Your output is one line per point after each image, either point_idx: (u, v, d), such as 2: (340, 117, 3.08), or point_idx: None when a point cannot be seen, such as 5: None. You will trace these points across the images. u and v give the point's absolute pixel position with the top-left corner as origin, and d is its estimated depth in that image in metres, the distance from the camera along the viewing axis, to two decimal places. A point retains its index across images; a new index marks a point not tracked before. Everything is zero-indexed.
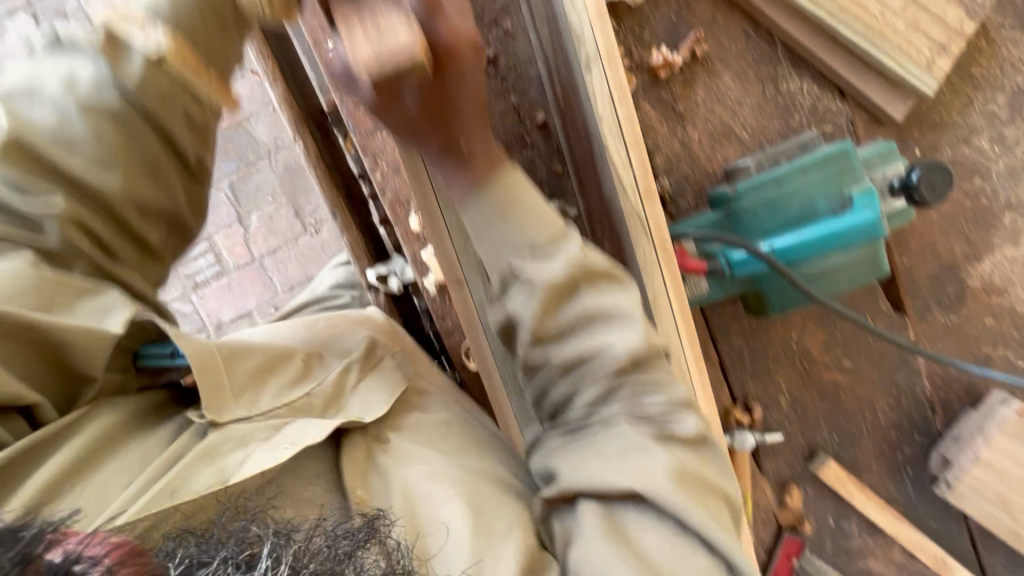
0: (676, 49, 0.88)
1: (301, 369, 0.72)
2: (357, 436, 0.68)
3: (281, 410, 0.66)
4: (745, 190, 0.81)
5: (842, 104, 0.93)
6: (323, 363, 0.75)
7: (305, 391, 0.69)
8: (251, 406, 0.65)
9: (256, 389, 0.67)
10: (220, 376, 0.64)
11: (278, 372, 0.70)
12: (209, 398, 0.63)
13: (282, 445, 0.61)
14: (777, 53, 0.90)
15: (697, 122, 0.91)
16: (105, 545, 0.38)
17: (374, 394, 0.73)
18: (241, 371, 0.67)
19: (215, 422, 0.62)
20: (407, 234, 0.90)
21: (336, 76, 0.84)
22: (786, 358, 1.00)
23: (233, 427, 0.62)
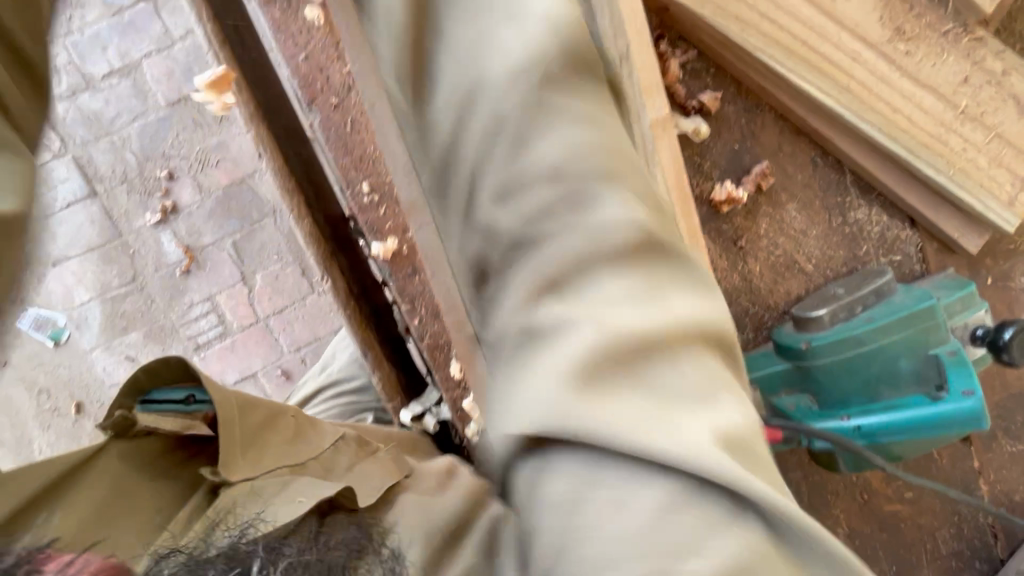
0: (741, 181, 0.81)
1: (297, 429, 0.66)
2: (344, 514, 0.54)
3: (284, 470, 0.59)
4: (822, 348, 0.74)
5: (912, 232, 0.86)
6: (318, 428, 0.68)
7: (309, 454, 0.63)
8: (255, 465, 0.59)
9: (260, 442, 0.62)
10: (230, 429, 0.59)
11: (275, 432, 0.64)
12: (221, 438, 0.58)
13: (298, 498, 0.54)
14: (846, 181, 0.84)
15: (760, 254, 0.85)
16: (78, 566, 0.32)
17: (362, 484, 0.59)
18: (250, 422, 0.62)
19: (226, 480, 0.57)
20: (447, 380, 0.83)
21: (371, 218, 0.77)
22: (846, 490, 0.94)
23: (236, 490, 0.56)
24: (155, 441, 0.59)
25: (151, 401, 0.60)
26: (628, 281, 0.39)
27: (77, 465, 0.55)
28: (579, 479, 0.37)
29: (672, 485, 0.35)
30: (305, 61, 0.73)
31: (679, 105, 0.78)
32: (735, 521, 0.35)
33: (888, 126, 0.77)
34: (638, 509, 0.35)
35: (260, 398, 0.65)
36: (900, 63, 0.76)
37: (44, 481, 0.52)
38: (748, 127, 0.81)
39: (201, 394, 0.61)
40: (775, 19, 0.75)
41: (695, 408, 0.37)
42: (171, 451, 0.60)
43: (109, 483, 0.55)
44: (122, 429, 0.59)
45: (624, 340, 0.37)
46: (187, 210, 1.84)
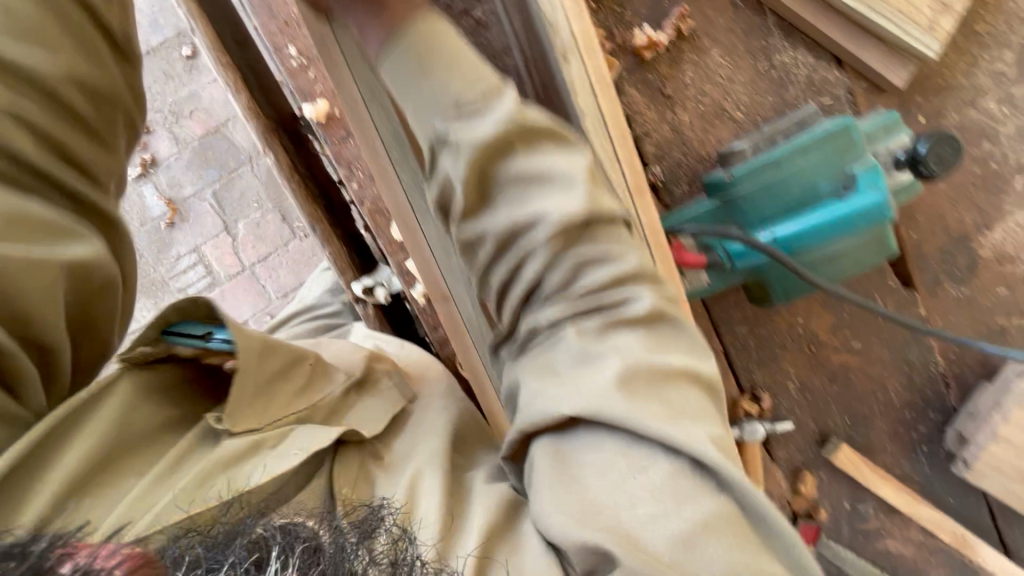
0: (661, 27, 0.82)
1: (311, 377, 0.72)
2: (354, 449, 0.69)
3: (284, 418, 0.67)
4: (741, 175, 0.76)
5: (839, 73, 0.87)
6: (330, 375, 0.74)
7: (310, 403, 0.70)
8: (261, 418, 0.66)
9: (268, 394, 0.67)
10: (243, 384, 0.64)
11: (289, 381, 0.69)
12: (233, 389, 0.64)
13: (292, 451, 0.62)
14: (768, 23, 0.85)
15: (687, 103, 0.86)
16: (116, 558, 0.39)
17: (373, 412, 0.74)
18: (265, 368, 0.66)
19: (232, 430, 0.63)
20: (389, 244, 0.86)
21: (302, 83, 0.79)
22: (793, 343, 0.96)
23: (240, 438, 0.63)
24: (162, 377, 0.67)
25: (176, 333, 0.68)
26: (637, 345, 0.53)
27: (73, 417, 0.58)
28: (555, 449, 0.52)
29: (681, 464, 0.49)
30: None
31: None
32: (669, 469, 0.49)
33: None
34: (655, 469, 0.49)
35: (282, 345, 0.69)
36: None
37: (43, 430, 0.56)
38: None
39: (220, 334, 0.67)
40: None
41: (691, 422, 0.51)
42: (184, 383, 0.70)
43: (122, 417, 0.60)
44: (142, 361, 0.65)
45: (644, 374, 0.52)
46: (165, 162, 1.89)
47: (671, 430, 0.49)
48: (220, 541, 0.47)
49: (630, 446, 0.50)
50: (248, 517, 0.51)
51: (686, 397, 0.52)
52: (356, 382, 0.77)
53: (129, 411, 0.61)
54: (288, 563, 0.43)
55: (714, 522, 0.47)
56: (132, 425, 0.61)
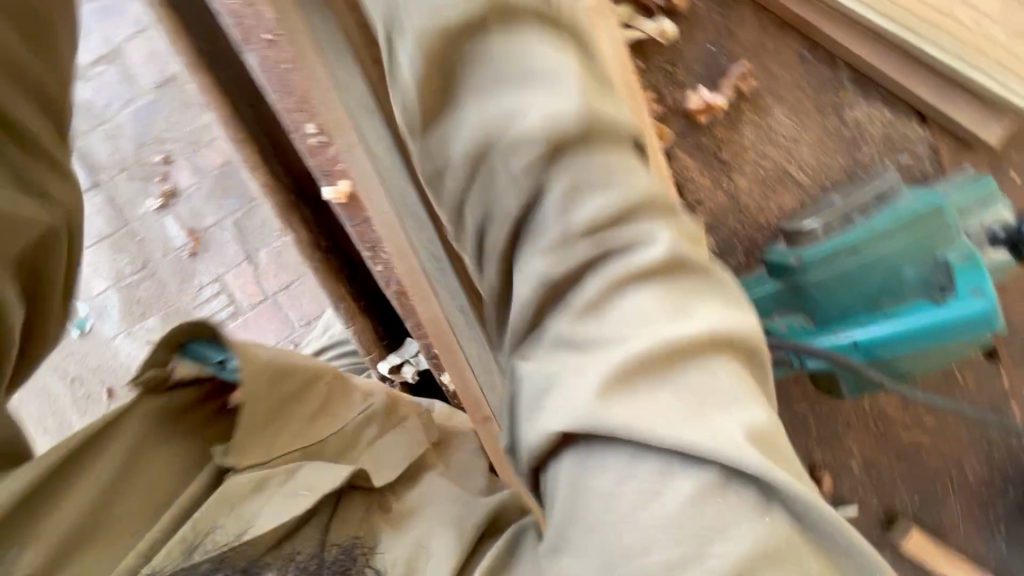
0: (718, 86, 0.73)
1: (327, 398, 0.72)
2: (361, 499, 0.66)
3: (296, 454, 0.67)
4: (813, 262, 0.67)
5: (921, 129, 0.77)
6: (346, 398, 0.74)
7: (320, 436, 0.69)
8: (271, 449, 0.65)
9: (281, 417, 0.67)
10: (255, 404, 0.63)
11: (302, 404, 0.69)
12: (244, 411, 0.63)
13: (297, 492, 0.61)
14: (841, 76, 0.75)
15: (746, 168, 0.77)
16: None
17: (390, 455, 0.71)
18: (277, 391, 0.65)
19: (237, 466, 0.63)
20: (418, 328, 0.80)
21: (322, 160, 0.73)
22: (859, 421, 0.88)
23: (247, 474, 0.62)
24: (180, 399, 0.65)
25: (189, 350, 0.63)
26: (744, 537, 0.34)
27: (83, 448, 0.58)
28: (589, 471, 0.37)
29: (774, 517, 0.35)
30: None
31: (642, 7, 0.71)
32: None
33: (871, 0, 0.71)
34: (671, 496, 0.35)
35: (296, 367, 0.68)
36: None
37: (57, 459, 0.56)
38: (722, 24, 0.73)
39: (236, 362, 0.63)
40: None
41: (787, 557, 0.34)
42: (199, 405, 0.67)
43: (126, 459, 0.60)
44: (156, 385, 0.63)
45: (765, 558, 0.34)
46: (186, 192, 1.85)
47: (733, 449, 0.35)
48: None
49: (671, 467, 0.36)
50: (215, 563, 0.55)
51: (764, 427, 0.37)
52: (382, 410, 0.75)
53: (129, 466, 0.60)
54: None
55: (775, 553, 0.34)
56: (144, 461, 0.61)
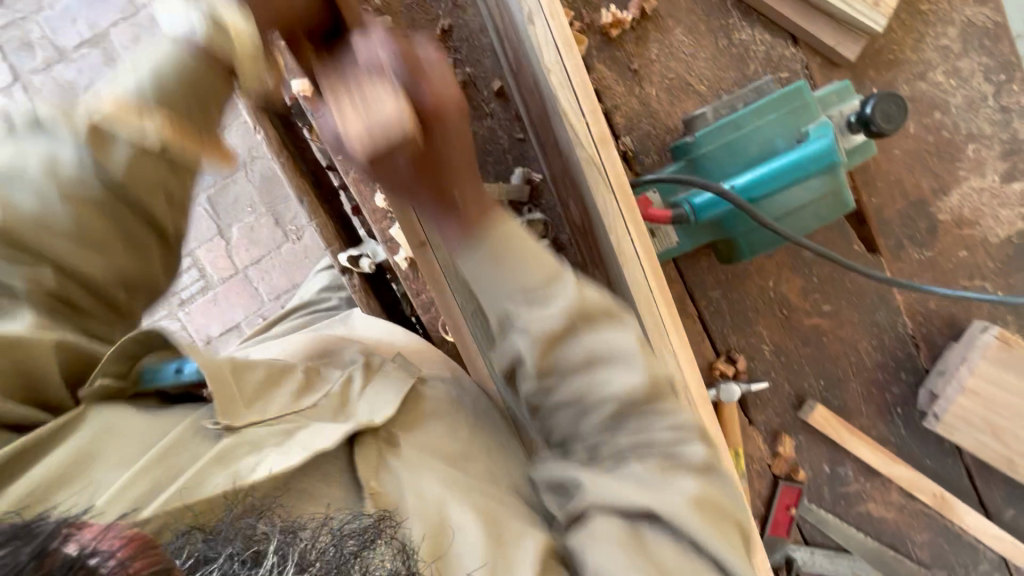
0: (627, 6, 0.89)
1: (309, 365, 0.73)
2: (369, 436, 0.66)
3: (286, 418, 0.64)
4: (703, 135, 0.81)
5: (795, 49, 0.94)
6: (324, 376, 0.73)
7: (312, 402, 0.67)
8: (262, 414, 0.64)
9: (265, 390, 0.66)
10: (227, 384, 0.63)
11: (285, 381, 0.69)
12: (216, 395, 0.62)
13: (295, 451, 0.60)
14: (727, 4, 0.91)
15: (653, 78, 0.92)
16: (117, 538, 0.36)
17: (383, 395, 0.71)
18: (246, 379, 0.65)
19: (230, 427, 0.61)
20: (375, 215, 0.91)
21: None
22: (766, 308, 1.01)
23: (245, 434, 0.61)
24: (148, 402, 0.64)
25: (151, 376, 0.64)
26: (644, 471, 0.59)
27: (41, 439, 0.55)
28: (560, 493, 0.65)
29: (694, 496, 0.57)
30: None
31: None
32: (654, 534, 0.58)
33: None
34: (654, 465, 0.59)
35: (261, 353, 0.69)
36: None
37: (13, 450, 0.54)
38: None
39: (187, 367, 0.65)
40: None
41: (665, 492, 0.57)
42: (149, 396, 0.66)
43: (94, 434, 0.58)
44: (110, 379, 0.63)
45: (706, 509, 0.57)
46: None
47: (654, 493, 0.58)
48: (224, 534, 0.48)
49: (635, 433, 0.61)
50: (253, 517, 0.51)
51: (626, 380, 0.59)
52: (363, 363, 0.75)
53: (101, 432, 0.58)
54: (280, 560, 0.44)
55: (701, 498, 0.58)
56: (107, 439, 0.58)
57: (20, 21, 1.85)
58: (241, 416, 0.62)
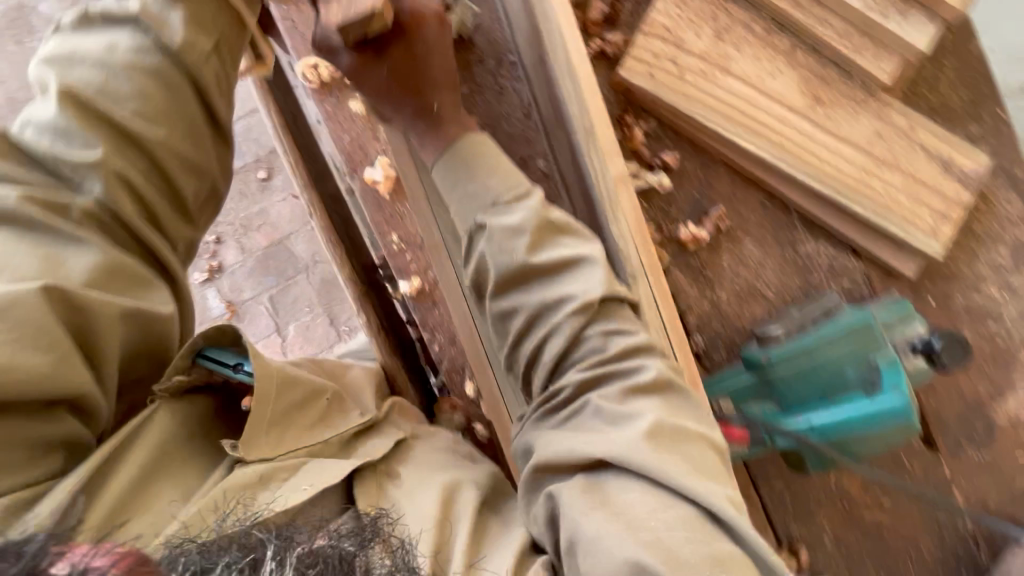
0: (702, 223, 0.98)
1: (328, 411, 0.86)
2: (367, 475, 0.79)
3: (302, 454, 0.79)
4: (777, 359, 0.88)
5: (857, 261, 1.00)
6: (342, 412, 0.88)
7: (322, 437, 0.82)
8: (274, 447, 0.77)
9: (286, 422, 0.80)
10: (261, 409, 0.78)
11: (303, 416, 0.83)
12: (251, 417, 0.77)
13: (302, 486, 0.73)
14: (793, 220, 0.99)
15: (724, 283, 0.99)
16: (109, 556, 0.47)
17: (377, 446, 0.84)
18: (283, 401, 0.80)
19: (244, 457, 0.75)
20: (460, 396, 0.98)
21: (399, 262, 0.95)
22: (827, 499, 1.03)
23: (252, 467, 0.74)
24: (201, 406, 0.80)
25: (205, 357, 0.78)
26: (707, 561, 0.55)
27: (120, 446, 0.71)
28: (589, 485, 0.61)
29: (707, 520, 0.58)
30: (348, 141, 0.93)
31: (645, 164, 0.96)
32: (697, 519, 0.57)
33: (817, 174, 0.93)
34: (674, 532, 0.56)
35: (299, 382, 0.83)
36: (821, 124, 0.93)
37: (91, 470, 0.67)
38: (705, 178, 0.98)
39: (246, 366, 0.78)
40: (716, 94, 0.92)
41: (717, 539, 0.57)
42: (214, 420, 0.81)
43: (154, 451, 0.72)
44: (174, 391, 0.77)
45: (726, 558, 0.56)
46: (230, 268, 2.06)
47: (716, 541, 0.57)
48: (219, 547, 0.57)
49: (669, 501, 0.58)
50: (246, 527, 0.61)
51: (659, 424, 0.62)
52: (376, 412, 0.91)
53: (156, 459, 0.72)
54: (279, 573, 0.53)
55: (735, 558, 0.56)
56: (169, 454, 0.74)
57: None
58: (253, 454, 0.75)
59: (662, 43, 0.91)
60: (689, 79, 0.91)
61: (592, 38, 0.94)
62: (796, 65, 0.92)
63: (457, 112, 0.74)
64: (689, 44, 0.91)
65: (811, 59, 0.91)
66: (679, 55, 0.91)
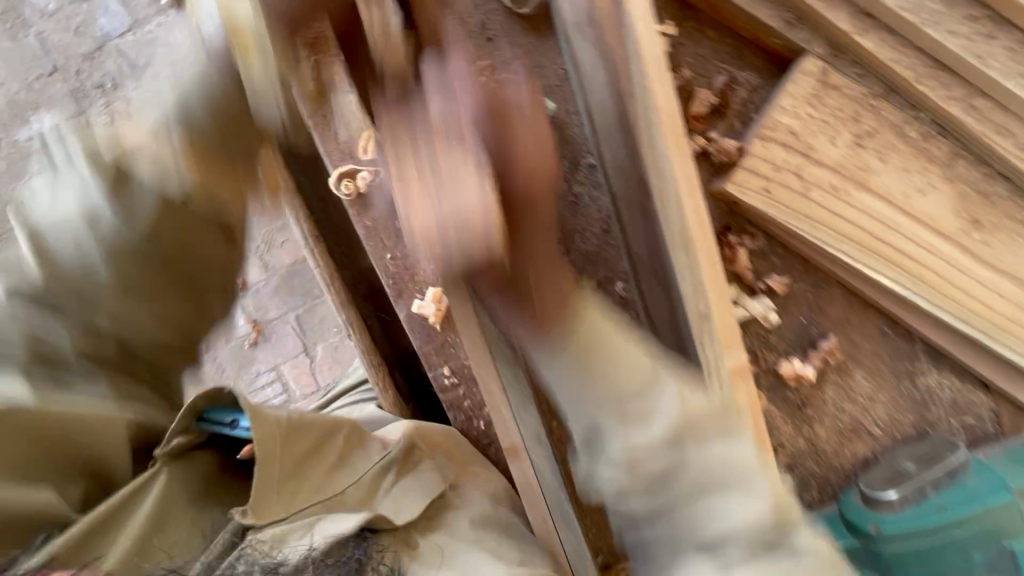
0: (808, 356, 0.83)
1: (343, 450, 0.69)
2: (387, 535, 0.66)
3: (315, 504, 0.62)
4: (892, 533, 0.77)
5: (986, 396, 0.86)
6: (365, 447, 0.72)
7: (340, 487, 0.65)
8: (287, 505, 0.61)
9: (300, 470, 0.63)
10: (269, 465, 0.59)
11: (320, 458, 0.66)
12: (257, 475, 0.58)
13: (312, 536, 0.59)
14: (916, 349, 0.84)
15: (825, 419, 0.86)
16: None
17: (410, 496, 0.70)
18: (291, 450, 0.62)
19: (253, 524, 0.57)
20: None
21: (452, 397, 0.84)
22: None
23: (270, 534, 0.58)
24: (204, 464, 0.63)
25: (206, 418, 0.61)
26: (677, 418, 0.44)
27: (111, 516, 0.54)
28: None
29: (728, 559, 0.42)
30: (394, 263, 0.79)
31: (746, 287, 0.80)
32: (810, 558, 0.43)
33: (965, 312, 0.77)
34: (729, 447, 0.45)
35: (309, 422, 0.65)
36: (977, 252, 0.75)
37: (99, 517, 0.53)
38: (815, 301, 0.82)
39: (245, 423, 0.61)
40: (849, 217, 0.74)
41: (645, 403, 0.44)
42: (221, 474, 0.65)
43: (161, 500, 0.57)
44: (179, 451, 0.60)
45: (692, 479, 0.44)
46: (254, 286, 1.51)
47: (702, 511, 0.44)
48: None
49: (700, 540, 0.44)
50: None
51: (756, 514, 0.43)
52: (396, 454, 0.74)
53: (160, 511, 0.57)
54: None
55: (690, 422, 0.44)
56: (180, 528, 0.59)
57: None
58: (280, 505, 0.60)
59: (786, 150, 0.73)
60: (816, 197, 0.73)
61: (694, 135, 0.76)
62: (955, 179, 0.74)
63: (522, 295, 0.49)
64: (820, 153, 0.73)
65: (973, 171, 0.73)
66: (807, 166, 0.73)
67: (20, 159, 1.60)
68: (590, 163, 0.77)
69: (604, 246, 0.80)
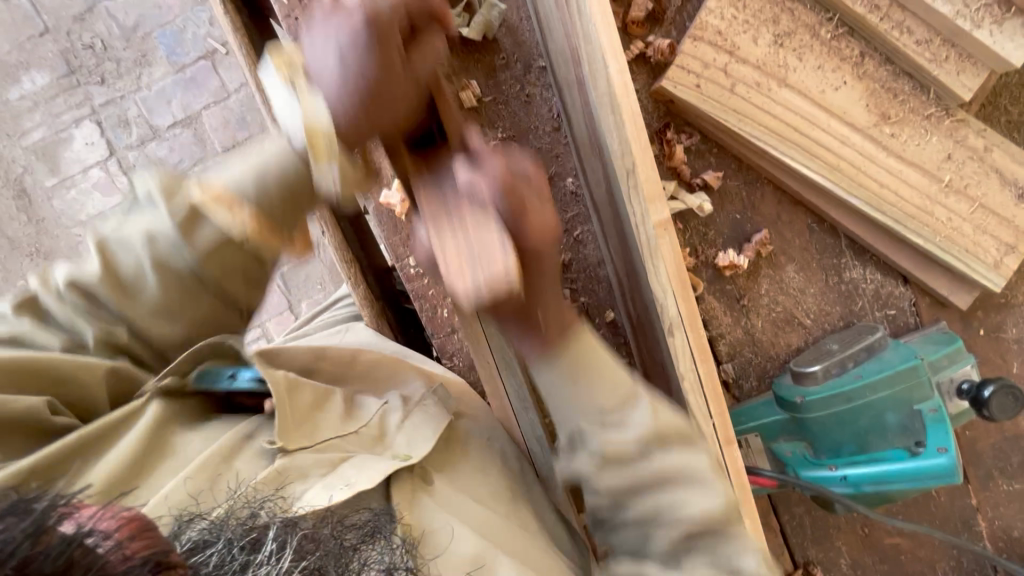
0: (742, 249, 0.91)
1: (344, 399, 0.70)
2: (405, 474, 0.63)
3: (336, 452, 0.62)
4: (815, 401, 0.84)
5: (906, 288, 0.94)
6: (361, 403, 0.70)
7: (356, 427, 0.66)
8: (314, 438, 0.63)
9: (310, 418, 0.64)
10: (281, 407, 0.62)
11: (327, 410, 0.66)
12: (280, 420, 0.61)
13: (338, 486, 0.58)
14: (840, 245, 0.92)
15: (760, 310, 0.94)
16: (116, 519, 0.32)
17: (421, 430, 0.67)
18: (297, 401, 0.64)
19: (283, 449, 0.60)
20: None
21: (418, 287, 0.91)
22: (847, 524, 1.03)
23: (294, 459, 0.60)
24: (195, 403, 0.64)
25: (203, 382, 0.63)
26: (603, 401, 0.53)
27: (124, 417, 0.57)
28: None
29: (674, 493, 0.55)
30: None
31: (685, 183, 0.88)
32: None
33: (876, 202, 0.85)
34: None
35: (306, 377, 0.68)
36: (886, 144, 0.83)
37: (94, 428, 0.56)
38: (748, 198, 0.90)
39: (245, 373, 0.64)
40: (770, 110, 0.82)
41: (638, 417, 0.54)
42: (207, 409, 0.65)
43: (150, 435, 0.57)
44: (173, 391, 0.61)
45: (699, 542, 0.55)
46: None
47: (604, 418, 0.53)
48: (218, 523, 0.46)
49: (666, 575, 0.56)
50: (252, 507, 0.51)
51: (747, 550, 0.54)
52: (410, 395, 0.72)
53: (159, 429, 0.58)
54: (283, 547, 0.44)
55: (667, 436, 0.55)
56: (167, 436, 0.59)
57: (119, 98, 1.67)
58: (300, 436, 0.62)
59: (714, 49, 0.80)
60: (741, 91, 0.81)
61: (633, 39, 0.83)
62: (866, 77, 0.82)
63: (505, 163, 0.47)
64: (743, 51, 0.80)
65: (882, 69, 0.82)
66: (732, 64, 0.81)
67: (13, 118, 1.70)
68: (540, 65, 0.84)
69: (555, 145, 0.87)
